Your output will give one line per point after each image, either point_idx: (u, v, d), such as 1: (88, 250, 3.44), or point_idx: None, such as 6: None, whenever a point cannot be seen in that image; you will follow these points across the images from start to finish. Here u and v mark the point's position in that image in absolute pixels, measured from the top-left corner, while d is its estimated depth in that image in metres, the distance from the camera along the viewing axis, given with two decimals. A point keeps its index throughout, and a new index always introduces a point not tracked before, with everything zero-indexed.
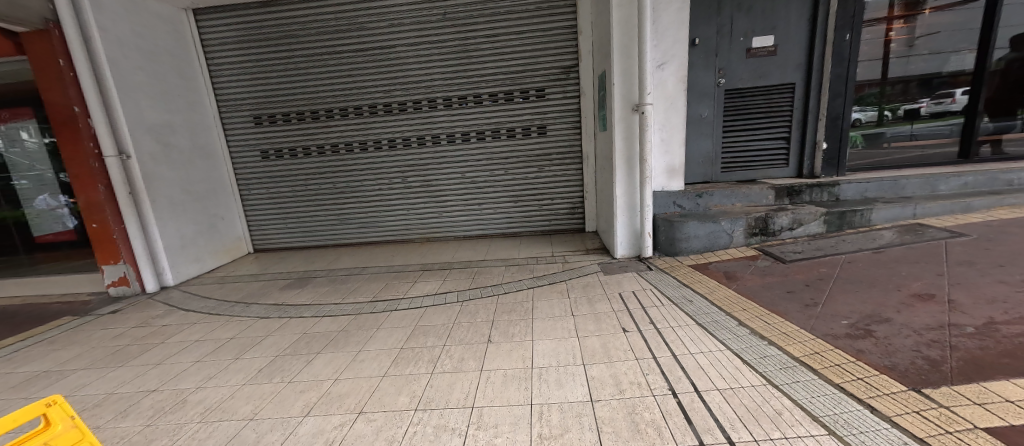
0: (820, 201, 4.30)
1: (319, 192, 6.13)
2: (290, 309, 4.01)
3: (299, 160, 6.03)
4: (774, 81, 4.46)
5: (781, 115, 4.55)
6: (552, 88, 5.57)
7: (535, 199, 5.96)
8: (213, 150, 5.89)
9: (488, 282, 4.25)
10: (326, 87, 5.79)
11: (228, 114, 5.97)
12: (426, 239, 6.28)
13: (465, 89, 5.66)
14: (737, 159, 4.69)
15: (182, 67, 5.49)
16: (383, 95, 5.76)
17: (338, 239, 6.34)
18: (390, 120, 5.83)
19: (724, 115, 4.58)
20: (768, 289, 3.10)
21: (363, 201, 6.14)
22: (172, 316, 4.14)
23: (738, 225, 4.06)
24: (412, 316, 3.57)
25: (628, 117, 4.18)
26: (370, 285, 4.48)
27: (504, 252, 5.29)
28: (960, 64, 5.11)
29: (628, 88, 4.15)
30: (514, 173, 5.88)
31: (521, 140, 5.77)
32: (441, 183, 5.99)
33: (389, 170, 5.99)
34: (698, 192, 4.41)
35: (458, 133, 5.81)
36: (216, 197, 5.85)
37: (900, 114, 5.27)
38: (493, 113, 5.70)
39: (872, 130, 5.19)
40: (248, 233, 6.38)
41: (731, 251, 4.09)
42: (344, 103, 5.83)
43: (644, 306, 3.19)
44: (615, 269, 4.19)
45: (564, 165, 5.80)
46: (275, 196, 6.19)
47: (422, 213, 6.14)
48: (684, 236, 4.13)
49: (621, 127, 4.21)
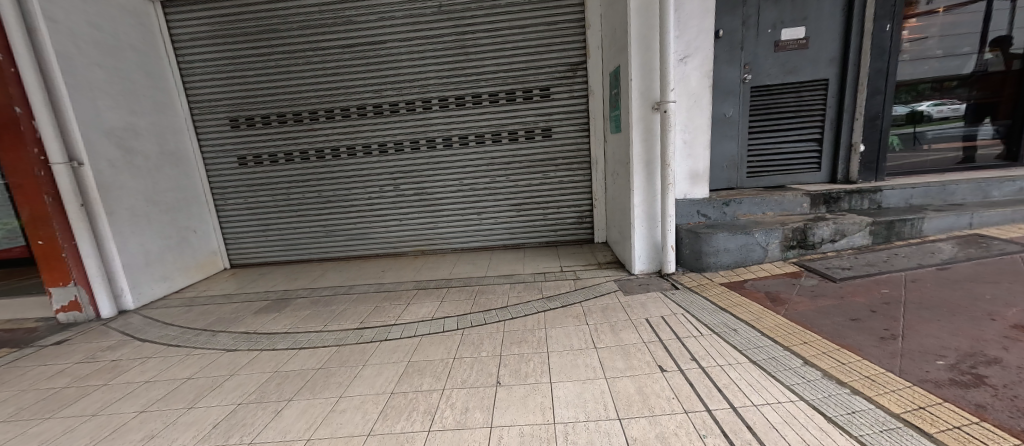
0: (861, 209, 3.86)
1: (303, 202, 5.60)
2: (262, 339, 3.44)
3: (280, 167, 5.50)
4: (806, 77, 4.04)
5: (813, 115, 4.13)
6: (558, 87, 5.11)
7: (540, 207, 5.47)
8: (185, 157, 5.33)
9: (491, 304, 3.73)
10: (310, 87, 5.28)
11: (200, 115, 5.41)
12: (420, 251, 5.75)
13: (462, 88, 5.19)
14: (763, 163, 4.26)
15: (149, 65, 4.95)
16: (373, 94, 5.26)
17: (323, 253, 5.79)
18: (381, 123, 5.34)
19: (749, 115, 4.16)
20: (826, 316, 2.62)
21: (351, 210, 5.61)
22: (125, 348, 3.57)
23: (774, 238, 3.60)
24: (404, 349, 3.04)
25: (648, 116, 3.74)
26: (356, 309, 3.93)
27: (507, 267, 4.78)
28: (988, 62, 4.78)
29: (648, 84, 3.70)
30: (517, 180, 5.39)
31: (524, 144, 5.29)
32: (437, 190, 5.49)
33: (381, 177, 5.49)
34: (724, 200, 3.95)
35: (455, 136, 5.33)
36: (188, 208, 5.28)
37: (903, 116, 4.73)
38: (493, 114, 5.23)
39: (909, 129, 4.79)
40: (225, 246, 5.81)
41: (765, 266, 3.62)
42: (329, 104, 5.32)
43: (679, 336, 2.70)
44: (636, 288, 3.69)
45: (571, 170, 5.33)
46: (254, 206, 5.64)
47: (417, 224, 5.63)
48: (713, 249, 3.67)
49: (641, 128, 3.77)
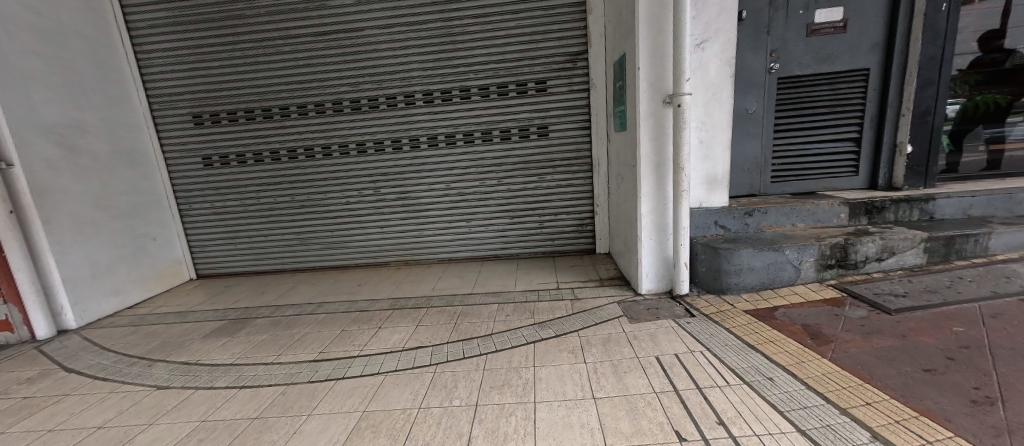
0: (909, 221, 3.29)
1: (274, 207, 5.09)
2: (201, 374, 2.92)
3: (249, 168, 4.99)
4: (842, 66, 3.48)
5: (851, 110, 3.56)
6: (555, 80, 4.56)
7: (535, 214, 4.92)
8: (144, 157, 4.83)
9: (474, 331, 3.19)
10: (280, 80, 4.76)
11: (161, 110, 4.90)
12: (404, 262, 5.22)
13: (449, 81, 4.65)
14: (791, 166, 3.70)
15: (100, 54, 4.44)
16: (350, 88, 4.73)
17: (297, 263, 5.28)
18: (359, 120, 4.81)
19: (776, 110, 3.60)
20: (889, 364, 2.06)
21: (327, 216, 5.09)
22: (45, 381, 3.06)
23: (808, 255, 3.04)
24: (362, 391, 2.50)
25: (659, 112, 3.19)
26: (319, 335, 3.39)
27: (496, 283, 4.23)
28: None
29: (660, 74, 3.14)
30: (510, 183, 4.85)
31: (518, 143, 4.75)
32: (421, 195, 4.96)
33: (360, 179, 4.96)
34: (747, 209, 3.38)
35: (441, 135, 4.80)
36: (145, 213, 4.78)
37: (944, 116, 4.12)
38: (483, 110, 4.69)
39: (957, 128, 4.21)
40: (190, 255, 5.31)
41: (798, 289, 3.06)
42: (301, 98, 4.79)
43: (699, 386, 2.14)
44: (643, 313, 3.14)
45: (570, 173, 4.78)
46: (222, 211, 5.14)
47: (399, 232, 5.10)
48: (735, 268, 3.11)
49: (651, 125, 3.22)
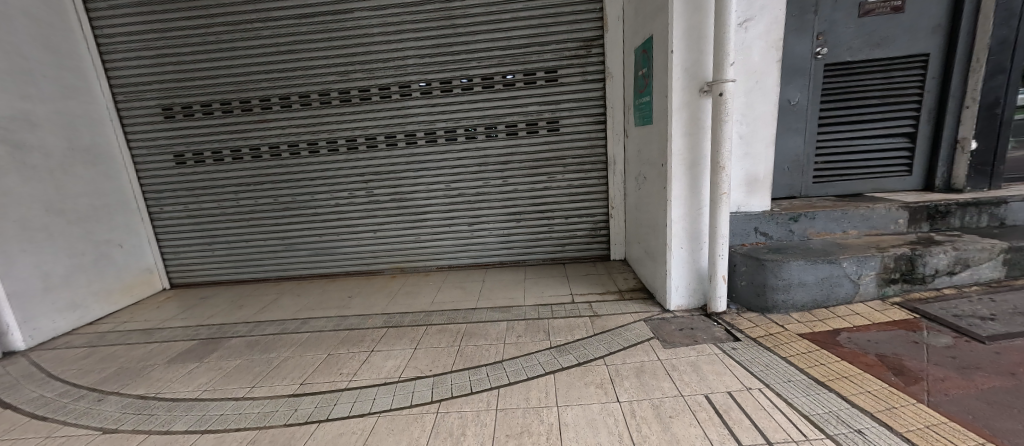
0: (977, 227, 2.91)
1: (255, 210, 4.60)
2: (158, 413, 2.45)
3: (226, 166, 4.49)
4: (899, 51, 3.06)
5: (906, 102, 3.15)
6: (567, 69, 4.11)
7: (544, 217, 4.48)
8: (107, 154, 4.31)
9: (481, 357, 2.74)
10: (259, 68, 4.26)
11: (127, 102, 4.39)
12: (399, 269, 4.77)
13: (449, 70, 4.19)
14: (837, 165, 3.29)
15: (54, 37, 3.91)
16: (339, 77, 4.25)
17: (282, 271, 4.79)
18: (350, 113, 4.33)
19: (822, 101, 3.18)
20: (1011, 415, 1.64)
21: (314, 220, 4.62)
22: None
23: (868, 268, 2.63)
24: (349, 440, 2.05)
25: (695, 102, 2.76)
26: (300, 360, 2.93)
27: (503, 295, 3.79)
28: None
29: (697, 58, 2.71)
30: (516, 183, 4.41)
31: (525, 139, 4.30)
32: (418, 196, 4.51)
33: (350, 179, 4.49)
34: (793, 214, 2.96)
35: (440, 130, 4.34)
36: (109, 217, 4.29)
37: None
38: (486, 102, 4.24)
39: None
40: (163, 262, 4.82)
41: (857, 307, 2.65)
42: (284, 89, 4.30)
43: (770, 439, 1.71)
44: (678, 335, 2.72)
45: (583, 172, 4.34)
46: (197, 214, 4.64)
47: (394, 237, 4.64)
48: (784, 284, 2.69)
49: (685, 118, 2.79)
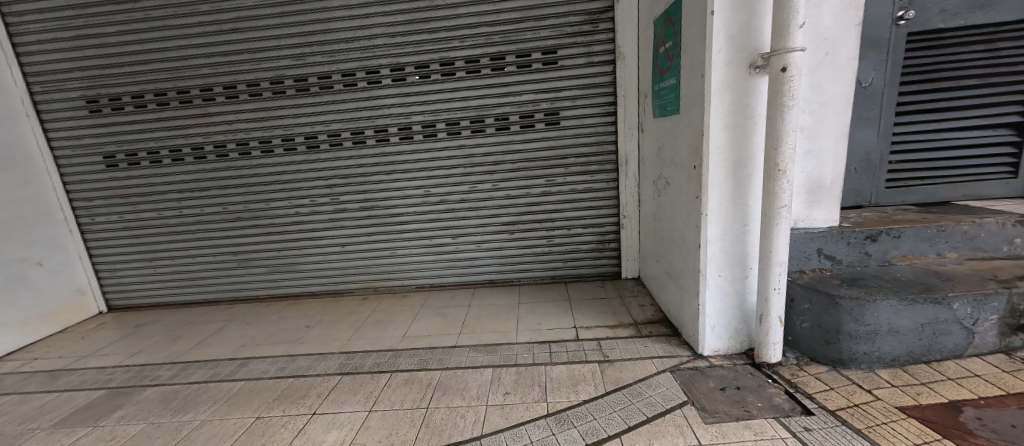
0: None
1: (202, 220, 3.91)
2: None
3: (164, 169, 3.79)
4: (1007, 16, 2.33)
5: (1015, 82, 2.42)
6: (569, 48, 3.38)
7: (542, 227, 3.76)
8: (22, 155, 3.61)
9: (454, 429, 2.02)
10: (199, 51, 3.55)
11: (45, 93, 3.70)
12: (372, 289, 4.06)
13: (426, 52, 3.46)
14: (918, 165, 2.55)
15: None
16: (294, 61, 3.53)
17: (235, 291, 4.10)
18: (308, 105, 3.62)
19: (901, 82, 2.45)
20: None
21: (270, 232, 3.92)
22: None
23: (986, 311, 1.91)
24: None
25: (743, 82, 2.04)
26: (218, 427, 2.21)
27: (491, 327, 3.08)
28: None
29: (747, 21, 1.98)
30: (508, 187, 3.69)
31: (519, 135, 3.57)
32: (392, 204, 3.80)
33: (311, 184, 3.79)
34: (871, 233, 2.22)
35: (416, 124, 3.62)
36: (27, 232, 3.59)
37: None
38: (471, 91, 3.51)
39: None
40: (97, 282, 4.13)
41: (970, 364, 1.93)
42: (229, 76, 3.58)
43: None
44: (721, 399, 1.99)
45: (589, 173, 3.61)
46: (134, 225, 3.95)
47: (364, 251, 3.93)
48: (868, 331, 1.96)
49: (728, 104, 2.07)
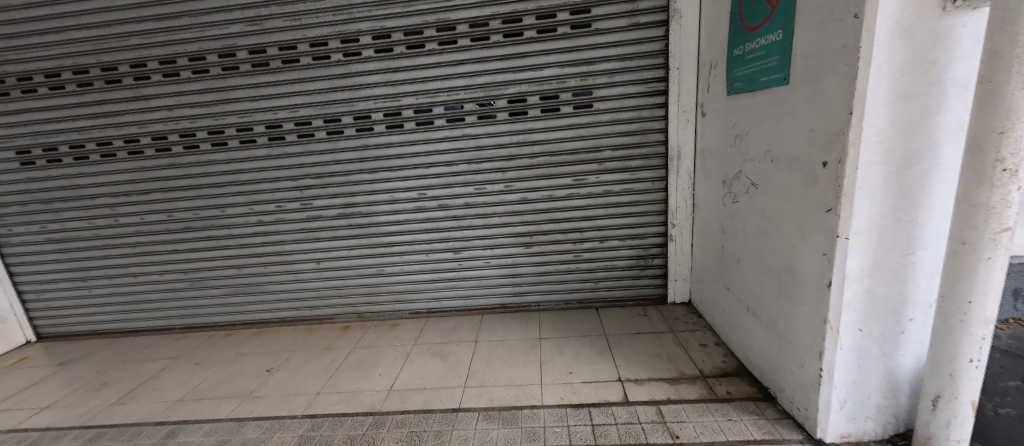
0: None
1: (143, 231, 3.14)
2: None
3: (93, 168, 3.02)
4: None
5: None
6: (606, 6, 2.55)
7: (567, 239, 2.97)
8: None
9: None
10: (125, 15, 2.75)
11: None
12: (356, 315, 3.29)
13: (418, 13, 2.65)
14: None
15: None
16: (249, 26, 2.73)
17: (189, 317, 3.35)
18: (268, 84, 2.82)
19: None
20: None
21: (228, 245, 3.15)
22: None
23: None
24: None
25: (928, 27, 1.23)
26: None
27: (506, 377, 2.32)
28: None
29: None
30: (524, 188, 2.89)
31: (539, 122, 2.77)
32: (379, 210, 3.02)
33: (276, 185, 3.01)
34: None
35: (407, 108, 2.82)
36: None
37: None
38: (477, 65, 2.71)
39: None
40: (22, 306, 3.37)
41: None
42: (166, 47, 2.79)
43: None
44: None
45: (628, 170, 2.81)
46: (61, 237, 3.19)
47: (345, 268, 3.17)
48: None
49: (899, 63, 1.26)
